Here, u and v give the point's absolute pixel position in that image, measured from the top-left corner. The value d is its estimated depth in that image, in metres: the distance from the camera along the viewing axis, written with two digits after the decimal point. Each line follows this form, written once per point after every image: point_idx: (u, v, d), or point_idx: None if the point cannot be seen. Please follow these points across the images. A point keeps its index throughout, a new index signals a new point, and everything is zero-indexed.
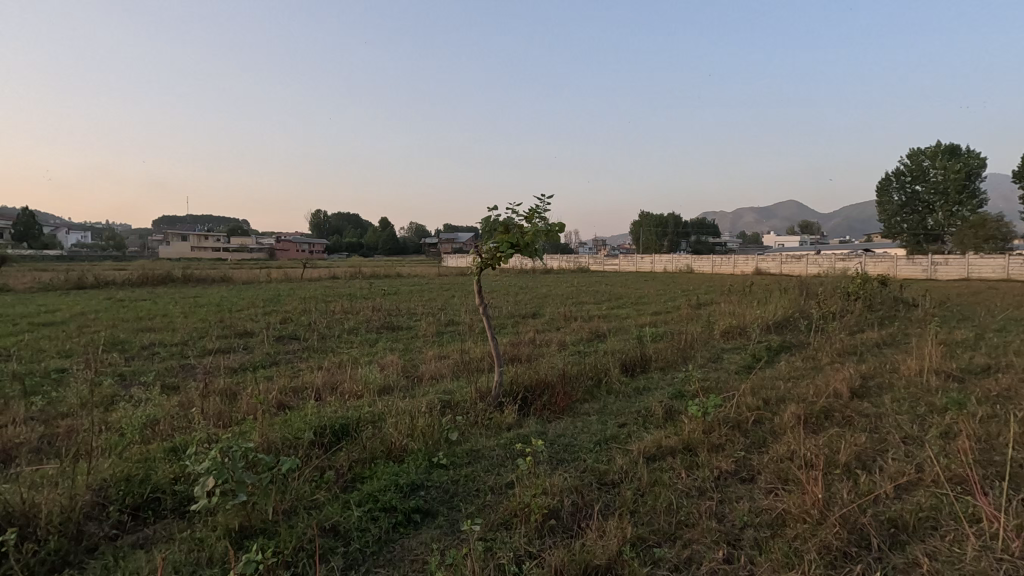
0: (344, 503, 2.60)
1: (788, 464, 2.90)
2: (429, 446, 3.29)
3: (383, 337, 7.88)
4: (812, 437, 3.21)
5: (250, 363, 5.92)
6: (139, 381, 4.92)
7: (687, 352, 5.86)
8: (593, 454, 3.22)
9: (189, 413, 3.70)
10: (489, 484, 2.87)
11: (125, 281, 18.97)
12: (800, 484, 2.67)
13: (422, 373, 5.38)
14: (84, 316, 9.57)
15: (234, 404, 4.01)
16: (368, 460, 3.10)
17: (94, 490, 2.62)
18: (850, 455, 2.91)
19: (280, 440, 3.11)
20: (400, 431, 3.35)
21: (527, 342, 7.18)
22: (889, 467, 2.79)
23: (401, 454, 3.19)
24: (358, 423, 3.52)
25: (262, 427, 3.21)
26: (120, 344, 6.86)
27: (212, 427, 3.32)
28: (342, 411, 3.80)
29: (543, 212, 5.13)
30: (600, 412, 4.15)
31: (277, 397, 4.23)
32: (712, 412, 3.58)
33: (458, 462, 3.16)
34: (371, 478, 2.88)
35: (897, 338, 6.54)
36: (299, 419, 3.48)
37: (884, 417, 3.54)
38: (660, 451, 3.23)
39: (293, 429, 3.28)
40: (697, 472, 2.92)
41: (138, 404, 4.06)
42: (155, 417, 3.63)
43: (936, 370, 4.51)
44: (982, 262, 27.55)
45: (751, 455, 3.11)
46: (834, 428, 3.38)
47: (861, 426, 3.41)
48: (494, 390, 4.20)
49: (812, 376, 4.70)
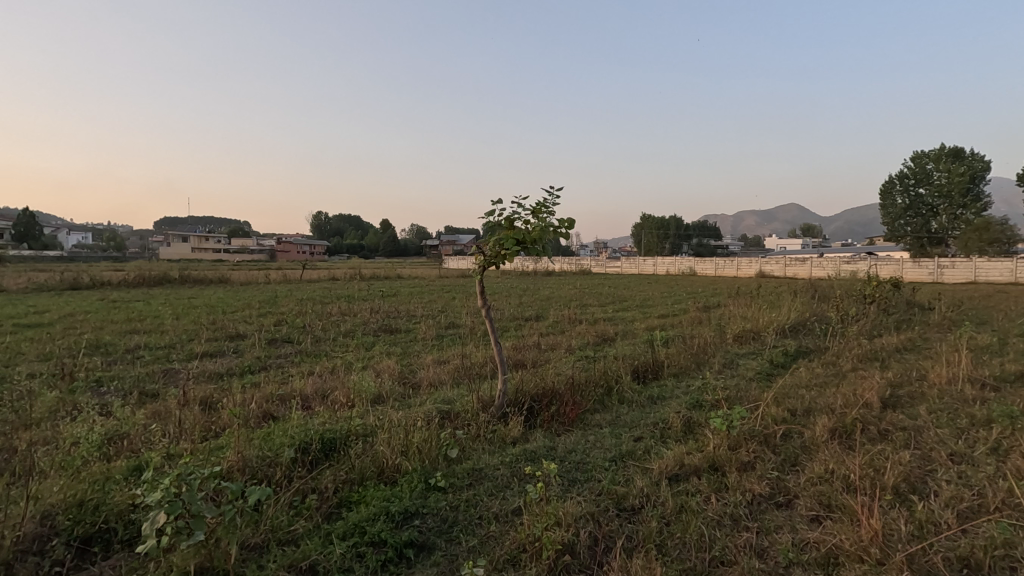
0: (326, 537, 2.34)
1: (823, 490, 2.63)
2: (426, 466, 3.03)
3: (379, 341, 7.61)
4: (849, 455, 2.94)
5: (238, 368, 5.66)
6: (116, 389, 4.65)
7: (700, 358, 5.57)
8: (608, 473, 2.96)
9: (162, 425, 3.43)
10: (493, 511, 2.60)
11: (122, 281, 18.74)
12: (844, 515, 2.39)
13: (421, 380, 5.10)
14: (73, 317, 9.32)
15: (213, 415, 3.74)
16: (356, 482, 2.85)
17: (36, 522, 2.38)
18: (897, 477, 2.65)
19: (256, 459, 2.84)
20: (393, 446, 3.08)
21: (533, 347, 6.92)
22: (943, 493, 2.52)
23: (393, 475, 2.92)
24: (348, 438, 3.26)
25: (237, 442, 2.95)
26: (103, 347, 6.59)
27: (183, 443, 3.05)
28: (331, 422, 3.53)
29: (550, 206, 4.80)
30: (612, 424, 3.87)
31: (262, 408, 3.95)
32: (737, 425, 3.31)
33: (458, 483, 2.90)
34: (361, 504, 2.62)
35: (919, 343, 6.24)
36: (281, 433, 3.21)
37: (924, 430, 3.28)
38: (683, 470, 2.96)
39: (274, 446, 3.01)
40: (725, 497, 2.65)
41: (108, 415, 3.78)
42: (121, 432, 3.35)
43: (971, 378, 4.22)
44: (989, 265, 27.29)
45: (783, 476, 2.84)
46: (872, 443, 3.12)
47: (901, 441, 3.14)
48: (499, 399, 3.92)
49: (837, 384, 4.42)
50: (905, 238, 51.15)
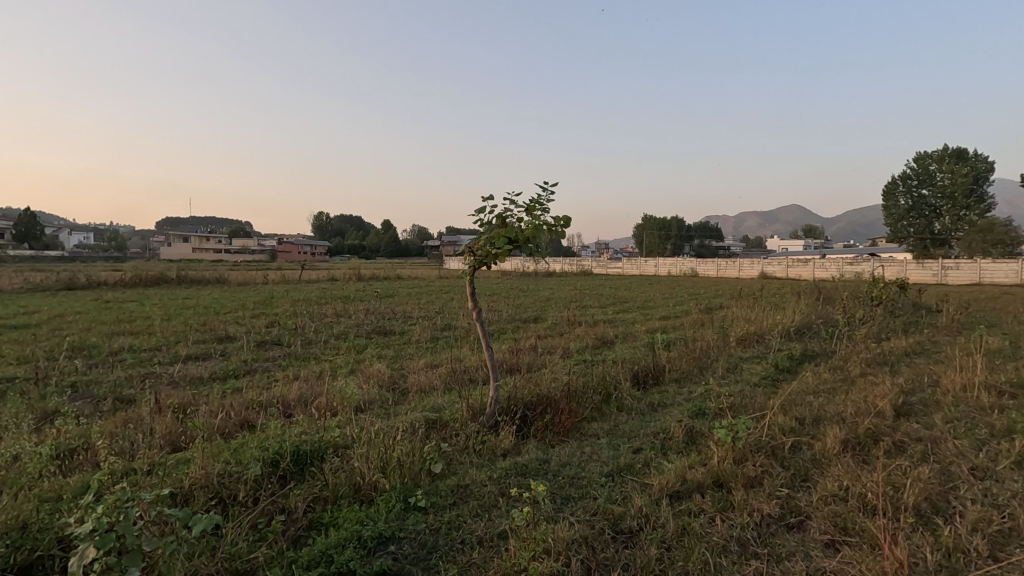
0: (291, 567, 2.17)
1: (830, 513, 2.46)
2: (408, 483, 2.86)
3: (371, 343, 7.44)
4: (863, 471, 2.76)
5: (222, 372, 5.49)
6: (90, 395, 4.49)
7: (702, 363, 5.38)
8: (604, 489, 2.79)
9: (127, 437, 3.27)
10: (477, 535, 2.44)
11: (118, 281, 18.62)
12: (862, 542, 2.23)
13: (410, 385, 4.93)
14: (61, 318, 9.19)
15: (186, 424, 3.57)
16: (329, 501, 2.69)
17: None
18: (914, 498, 2.47)
19: (220, 476, 2.67)
20: (371, 460, 2.92)
21: (529, 350, 6.75)
22: (963, 517, 2.34)
23: (370, 493, 2.76)
24: (326, 453, 3.09)
25: (202, 457, 2.78)
26: (86, 349, 6.44)
27: (145, 457, 2.88)
28: (310, 433, 3.36)
29: (544, 203, 4.60)
30: (610, 434, 3.69)
31: (239, 417, 3.78)
32: (742, 436, 3.12)
33: (441, 502, 2.73)
34: (333, 527, 2.46)
35: (928, 346, 6.06)
36: (254, 445, 3.04)
37: (940, 442, 3.11)
38: (683, 487, 2.78)
39: (243, 461, 2.83)
40: (731, 518, 2.47)
41: (76, 424, 3.62)
42: (83, 445, 3.19)
43: (986, 385, 4.03)
44: (993, 267, 27.04)
45: (793, 495, 2.66)
46: (886, 457, 2.94)
47: (917, 454, 2.97)
48: (490, 408, 3.75)
49: (847, 391, 4.23)
50: (908, 239, 50.88)
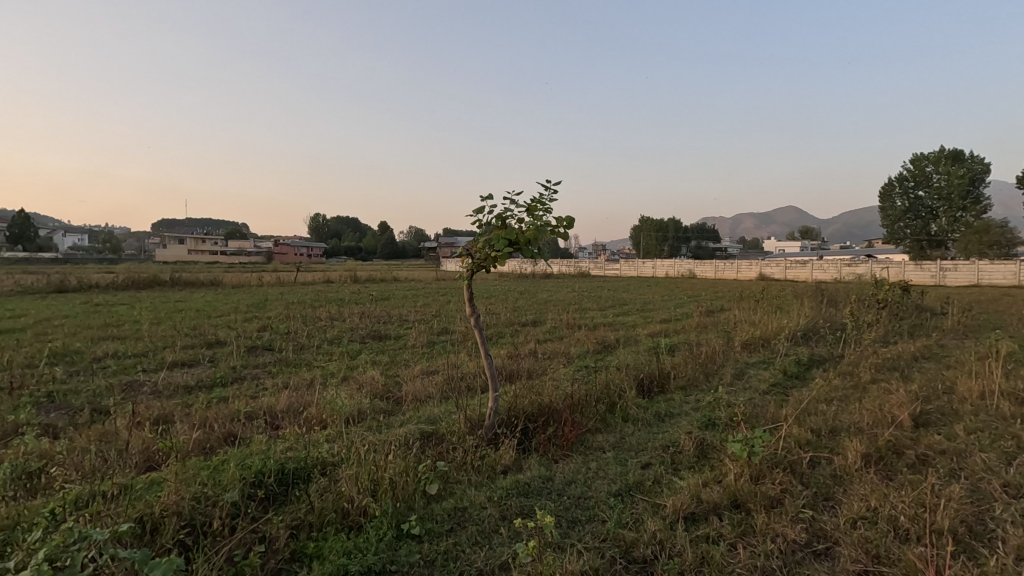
0: None
1: (858, 540, 2.32)
2: (402, 507, 2.70)
3: (365, 349, 7.26)
4: (888, 492, 2.61)
5: (209, 380, 5.31)
6: (68, 407, 4.30)
7: (707, 369, 5.22)
8: (613, 512, 2.63)
9: (101, 456, 3.09)
10: (478, 567, 2.29)
11: (109, 283, 18.35)
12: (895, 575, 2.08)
13: (406, 394, 4.76)
14: (48, 322, 8.98)
15: (164, 438, 3.40)
16: (314, 528, 2.53)
17: None
18: (943, 524, 2.32)
19: (194, 500, 2.49)
20: (361, 481, 2.75)
21: (529, 355, 6.59)
22: (996, 547, 2.20)
23: (360, 519, 2.59)
24: (312, 475, 2.92)
25: (176, 481, 2.61)
26: (69, 355, 6.24)
27: (115, 478, 2.70)
28: (296, 450, 3.19)
29: (545, 203, 4.41)
30: (616, 448, 3.54)
31: (221, 432, 3.61)
32: (754, 453, 2.96)
33: (437, 529, 2.58)
34: (318, 559, 2.30)
35: (937, 350, 5.93)
36: (234, 464, 2.87)
37: (967, 456, 2.98)
38: (693, 509, 2.62)
39: (221, 483, 2.66)
40: (748, 546, 2.31)
41: (48, 441, 3.44)
42: (53, 463, 3.01)
43: (1004, 392, 3.91)
44: (991, 268, 27.04)
45: (812, 518, 2.51)
46: (911, 474, 2.80)
47: (943, 470, 2.83)
48: (491, 420, 3.59)
49: (860, 399, 4.08)
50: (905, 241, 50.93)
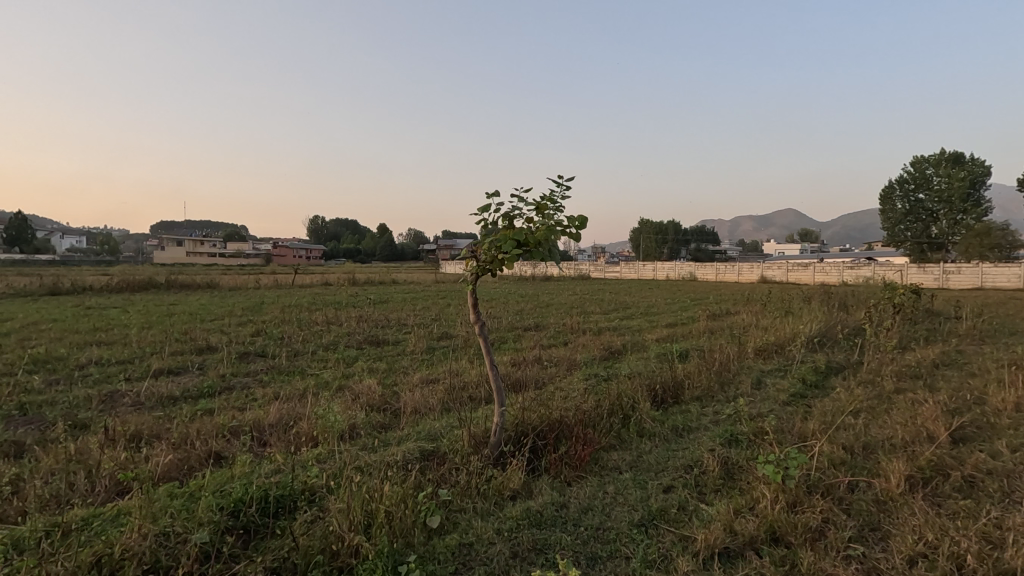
0: None
1: None
2: (402, 543, 2.49)
3: (362, 355, 7.02)
4: (936, 530, 2.41)
5: (197, 390, 5.08)
6: (42, 421, 4.09)
7: (721, 378, 5.00)
8: (637, 548, 2.44)
9: (67, 482, 2.90)
10: None
11: (103, 285, 18.06)
12: None
13: (404, 406, 4.54)
14: (35, 326, 8.75)
15: (137, 461, 3.19)
16: (299, 570, 2.31)
17: None
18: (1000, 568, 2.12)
19: (159, 540, 2.27)
20: (353, 514, 2.54)
21: (532, 362, 6.39)
22: None
23: (352, 558, 2.38)
24: (296, 507, 2.71)
25: (143, 516, 2.40)
26: (52, 362, 6.03)
27: (73, 513, 2.49)
28: (282, 475, 2.97)
29: (555, 203, 4.17)
30: (634, 468, 3.33)
31: (201, 453, 3.40)
32: (777, 481, 2.74)
33: (443, 568, 2.36)
34: None
35: (956, 356, 5.75)
36: (210, 492, 2.67)
37: (1015, 482, 2.80)
38: (716, 547, 2.41)
39: (194, 518, 2.45)
40: None
41: (13, 463, 3.24)
42: (14, 491, 2.81)
43: None
44: (994, 272, 26.93)
45: (848, 560, 2.30)
46: (956, 508, 2.60)
47: (990, 501, 2.64)
48: (500, 438, 3.37)
49: (888, 412, 3.89)
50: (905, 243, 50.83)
